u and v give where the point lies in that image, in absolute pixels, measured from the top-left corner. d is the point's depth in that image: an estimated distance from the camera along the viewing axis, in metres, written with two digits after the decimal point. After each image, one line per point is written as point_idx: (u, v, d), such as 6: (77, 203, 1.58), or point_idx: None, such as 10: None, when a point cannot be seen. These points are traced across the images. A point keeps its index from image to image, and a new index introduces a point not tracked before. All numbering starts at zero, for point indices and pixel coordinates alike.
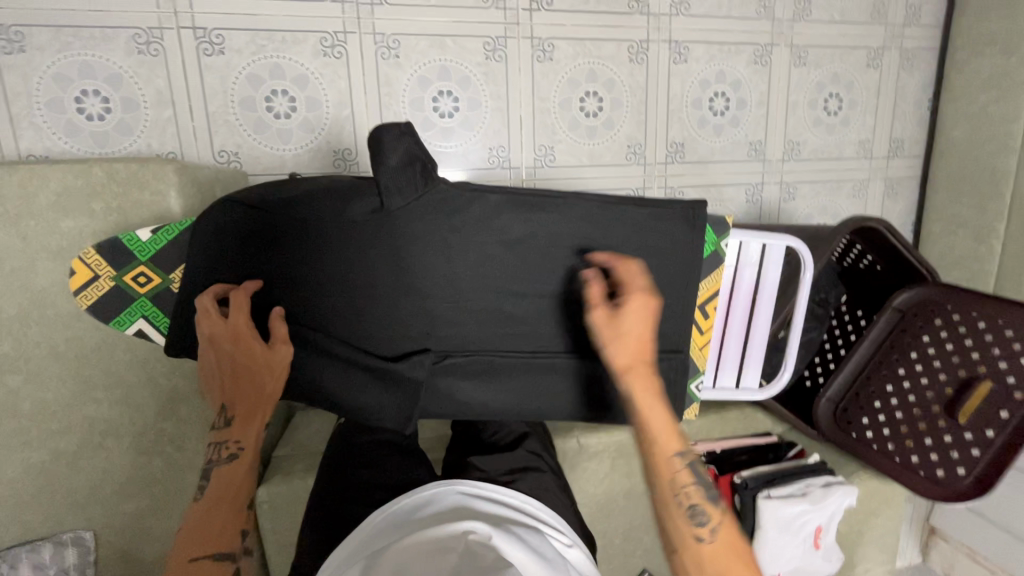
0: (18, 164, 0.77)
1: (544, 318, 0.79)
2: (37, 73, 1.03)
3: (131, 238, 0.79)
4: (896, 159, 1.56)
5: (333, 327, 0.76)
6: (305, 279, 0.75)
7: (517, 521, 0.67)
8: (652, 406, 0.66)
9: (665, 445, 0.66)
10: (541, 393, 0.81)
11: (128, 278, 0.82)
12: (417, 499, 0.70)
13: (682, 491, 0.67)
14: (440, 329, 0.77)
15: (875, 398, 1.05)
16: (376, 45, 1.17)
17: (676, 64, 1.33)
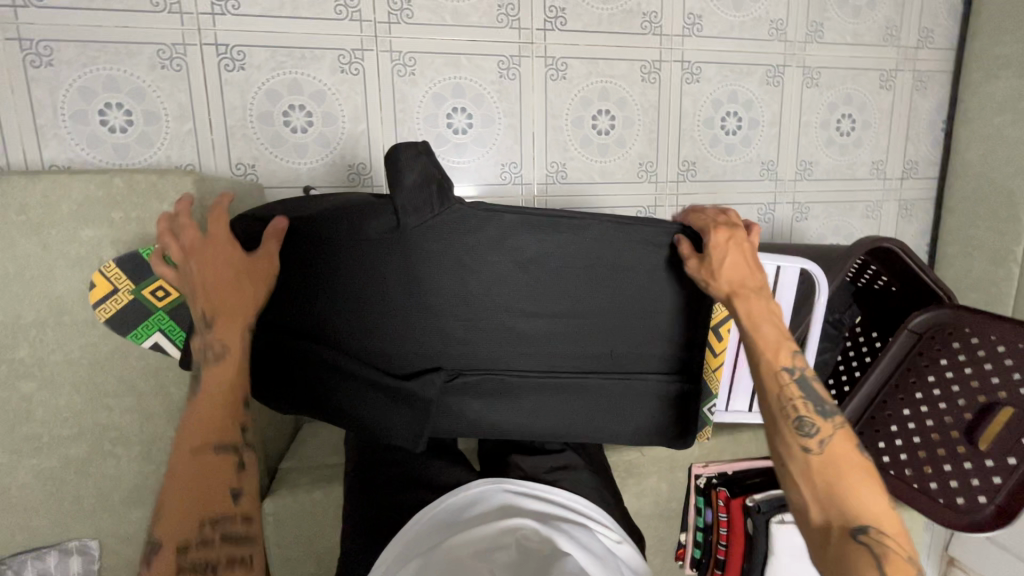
0: (42, 174, 0.79)
1: (558, 337, 0.77)
2: (64, 86, 1.06)
3: (151, 251, 0.81)
4: (910, 180, 1.55)
5: (344, 343, 0.75)
6: (316, 293, 0.74)
7: (564, 518, 0.73)
8: (762, 325, 0.74)
9: (773, 359, 0.73)
10: (553, 411, 0.80)
11: (146, 292, 0.82)
12: (467, 496, 0.75)
13: (789, 404, 0.70)
14: (453, 348, 0.75)
15: (892, 423, 1.02)
16: (392, 63, 1.19)
17: (688, 84, 1.34)
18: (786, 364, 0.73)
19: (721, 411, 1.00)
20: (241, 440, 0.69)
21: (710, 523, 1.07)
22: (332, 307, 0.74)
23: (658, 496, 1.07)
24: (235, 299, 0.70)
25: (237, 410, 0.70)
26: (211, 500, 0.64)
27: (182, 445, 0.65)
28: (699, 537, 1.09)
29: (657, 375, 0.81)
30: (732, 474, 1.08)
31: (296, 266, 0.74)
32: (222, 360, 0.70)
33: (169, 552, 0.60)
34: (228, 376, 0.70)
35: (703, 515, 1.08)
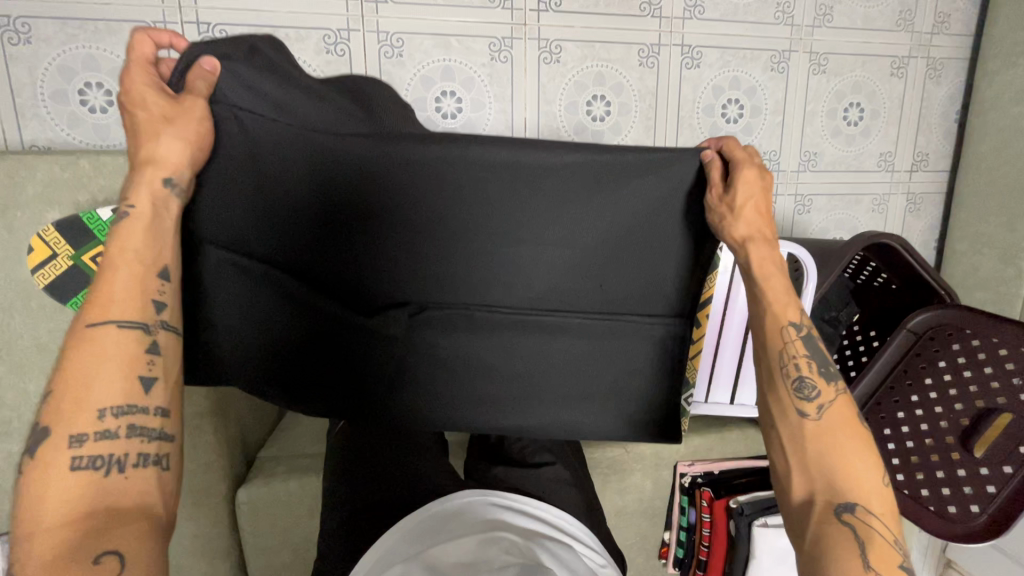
0: (8, 154, 0.77)
1: (539, 271, 0.69)
2: (42, 65, 1.04)
3: (91, 217, 0.73)
4: (919, 173, 1.49)
5: (302, 285, 0.68)
6: (266, 230, 0.66)
7: (551, 537, 0.69)
8: (771, 277, 0.66)
9: (781, 313, 0.65)
10: (536, 359, 0.74)
11: (86, 259, 0.72)
12: (453, 506, 0.71)
13: (790, 363, 0.63)
14: (416, 279, 0.68)
15: (886, 425, 0.99)
16: (380, 44, 1.15)
17: (688, 69, 1.29)
18: (792, 320, 0.65)
19: (700, 403, 0.98)
20: (155, 317, 0.57)
21: (694, 523, 1.06)
22: (283, 244, 0.67)
23: (642, 494, 1.05)
24: (153, 154, 0.58)
25: (154, 282, 0.57)
26: (119, 385, 0.53)
27: (84, 315, 0.54)
28: (683, 536, 1.08)
29: (652, 331, 0.75)
30: (719, 474, 1.05)
31: (240, 206, 0.65)
32: (132, 222, 0.57)
33: (60, 443, 0.50)
34: (139, 241, 0.57)
35: (686, 515, 1.07)
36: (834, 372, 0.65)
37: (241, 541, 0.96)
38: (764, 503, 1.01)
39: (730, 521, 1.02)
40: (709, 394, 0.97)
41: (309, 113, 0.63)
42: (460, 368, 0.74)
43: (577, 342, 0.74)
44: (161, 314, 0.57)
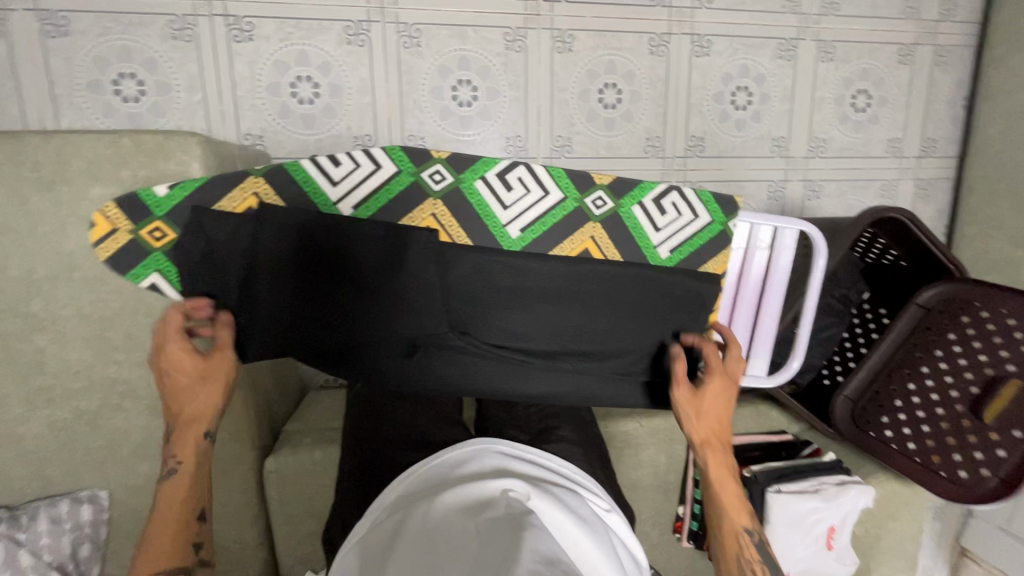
0: (54, 133, 0.81)
1: (552, 263, 0.83)
2: (79, 56, 1.09)
3: (149, 194, 0.79)
4: (928, 159, 1.50)
5: (347, 283, 0.79)
6: (317, 241, 0.78)
7: (554, 483, 0.70)
8: (726, 478, 0.76)
9: (735, 516, 0.74)
10: (552, 340, 0.84)
11: (145, 234, 0.81)
12: (459, 453, 0.73)
13: (749, 565, 0.71)
14: (449, 267, 0.81)
15: (897, 397, 1.00)
16: (399, 34, 1.19)
17: (698, 58, 1.32)
18: (747, 527, 0.74)
19: None
20: (193, 558, 0.69)
21: None
22: (334, 245, 0.79)
23: (656, 467, 1.08)
24: (193, 409, 0.73)
25: (193, 525, 0.70)
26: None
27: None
28: (697, 510, 1.06)
29: (651, 318, 0.86)
30: None
31: (302, 210, 0.78)
32: (178, 477, 0.71)
33: None
34: (181, 497, 0.70)
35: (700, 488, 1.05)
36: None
37: (268, 510, 0.99)
38: (777, 473, 0.96)
39: None
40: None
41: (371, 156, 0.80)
42: (483, 340, 0.83)
43: (589, 321, 0.85)
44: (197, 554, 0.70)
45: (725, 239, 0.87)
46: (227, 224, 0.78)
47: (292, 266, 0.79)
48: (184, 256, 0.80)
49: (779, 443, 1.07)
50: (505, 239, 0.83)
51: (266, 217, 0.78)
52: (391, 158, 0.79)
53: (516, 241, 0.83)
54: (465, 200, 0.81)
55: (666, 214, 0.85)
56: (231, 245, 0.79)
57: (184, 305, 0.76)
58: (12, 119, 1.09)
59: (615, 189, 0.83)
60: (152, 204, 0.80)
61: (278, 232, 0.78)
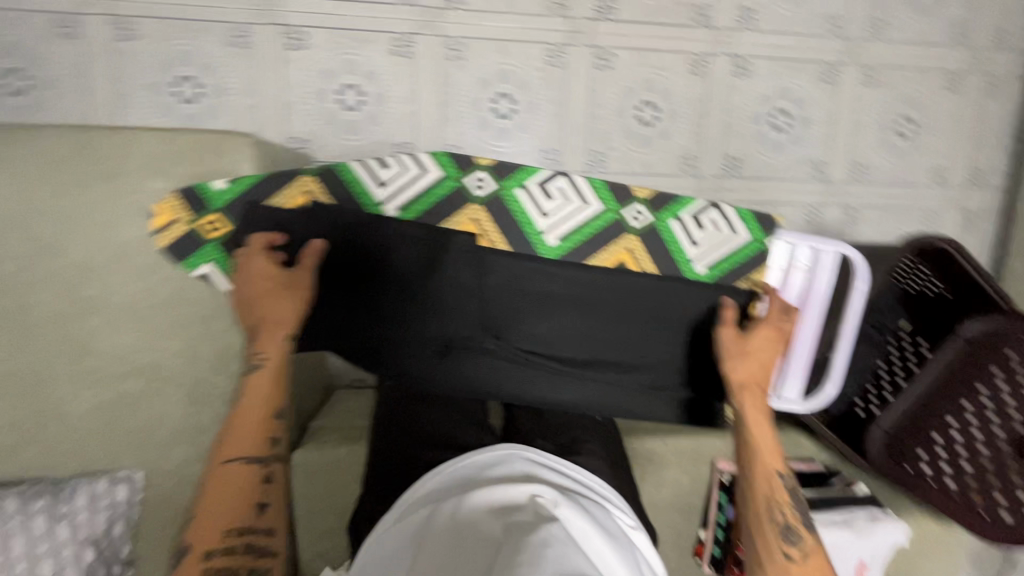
0: (121, 128, 0.86)
1: (583, 276, 0.89)
2: (145, 59, 1.16)
3: (205, 188, 0.87)
4: (975, 189, 1.46)
5: (392, 286, 0.86)
6: (368, 248, 0.86)
7: (583, 494, 0.69)
8: (764, 422, 0.79)
9: (772, 458, 0.77)
10: (581, 350, 0.90)
11: (200, 225, 0.88)
12: (487, 456, 0.72)
13: (779, 507, 0.74)
14: (486, 275, 0.87)
15: (936, 432, 0.96)
16: (444, 47, 1.23)
17: (739, 79, 1.32)
18: (780, 470, 0.77)
19: None
20: (269, 451, 0.76)
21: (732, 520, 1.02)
22: (381, 251, 0.85)
23: (679, 488, 1.06)
24: (276, 314, 0.78)
25: (271, 420, 0.77)
26: (241, 511, 0.72)
27: (217, 457, 0.74)
28: (720, 535, 1.04)
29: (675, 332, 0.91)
30: None
31: (352, 220, 0.85)
32: (263, 369, 0.78)
33: (194, 562, 0.69)
34: (265, 391, 0.77)
35: (724, 512, 1.04)
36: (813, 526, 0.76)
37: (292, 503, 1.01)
38: (806, 502, 0.94)
39: None
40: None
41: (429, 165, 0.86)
42: (514, 346, 0.89)
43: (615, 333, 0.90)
44: (272, 448, 0.76)
45: (758, 256, 0.90)
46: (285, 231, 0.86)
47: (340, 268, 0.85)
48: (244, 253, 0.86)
49: (810, 473, 1.02)
50: (545, 246, 0.89)
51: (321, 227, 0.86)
52: (439, 165, 0.84)
53: (555, 249, 0.90)
54: (511, 205, 0.86)
55: (704, 230, 0.90)
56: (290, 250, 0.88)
57: (273, 241, 0.85)
58: (80, 115, 1.16)
59: (653, 202, 0.88)
60: (207, 198, 0.87)
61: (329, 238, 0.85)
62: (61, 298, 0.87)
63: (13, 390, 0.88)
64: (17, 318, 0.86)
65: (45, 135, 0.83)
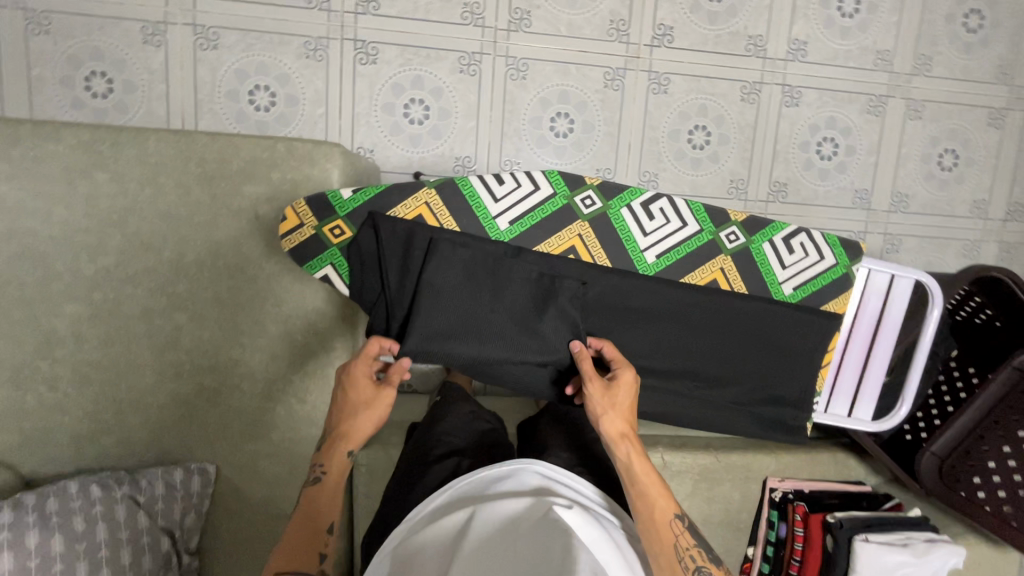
0: (219, 134, 0.91)
1: (682, 294, 0.91)
2: (223, 67, 1.17)
3: (335, 195, 0.87)
4: (1012, 223, 1.49)
5: (500, 303, 0.86)
6: (479, 262, 0.87)
7: (592, 508, 0.73)
8: (646, 468, 0.75)
9: (665, 505, 0.73)
10: (674, 361, 0.92)
11: (325, 230, 0.88)
12: (501, 471, 0.76)
13: (687, 554, 0.70)
14: (587, 295, 0.90)
15: (990, 457, 0.99)
16: (507, 67, 1.26)
17: (788, 107, 1.36)
18: (677, 512, 0.73)
19: (821, 414, 0.99)
20: (317, 567, 0.72)
21: (784, 537, 1.06)
22: (490, 268, 0.87)
23: (729, 504, 1.08)
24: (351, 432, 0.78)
25: (322, 534, 0.74)
26: None
27: (272, 560, 0.71)
28: (770, 552, 1.08)
29: (768, 349, 0.93)
30: (809, 492, 1.08)
31: (459, 240, 0.87)
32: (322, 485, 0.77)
33: None
34: (324, 504, 0.76)
35: (776, 529, 1.07)
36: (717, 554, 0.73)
37: (353, 502, 1.04)
38: (864, 521, 0.99)
39: (826, 537, 1.01)
40: (830, 405, 0.99)
41: (533, 182, 0.89)
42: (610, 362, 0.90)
43: (711, 350, 0.93)
44: (322, 564, 0.72)
45: (847, 280, 0.93)
46: (388, 237, 0.87)
47: (448, 284, 0.85)
48: (358, 255, 0.88)
49: (858, 493, 1.09)
50: (643, 263, 0.91)
51: (422, 244, 0.87)
52: (550, 181, 0.89)
53: (651, 266, 0.91)
54: (611, 224, 0.90)
55: (793, 253, 0.93)
56: (384, 256, 0.87)
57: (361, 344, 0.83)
58: (159, 119, 1.17)
59: (748, 226, 0.92)
60: (336, 203, 0.87)
61: (437, 255, 0.86)
62: (152, 293, 0.91)
63: (100, 379, 0.92)
64: (110, 310, 0.91)
65: (149, 138, 0.88)
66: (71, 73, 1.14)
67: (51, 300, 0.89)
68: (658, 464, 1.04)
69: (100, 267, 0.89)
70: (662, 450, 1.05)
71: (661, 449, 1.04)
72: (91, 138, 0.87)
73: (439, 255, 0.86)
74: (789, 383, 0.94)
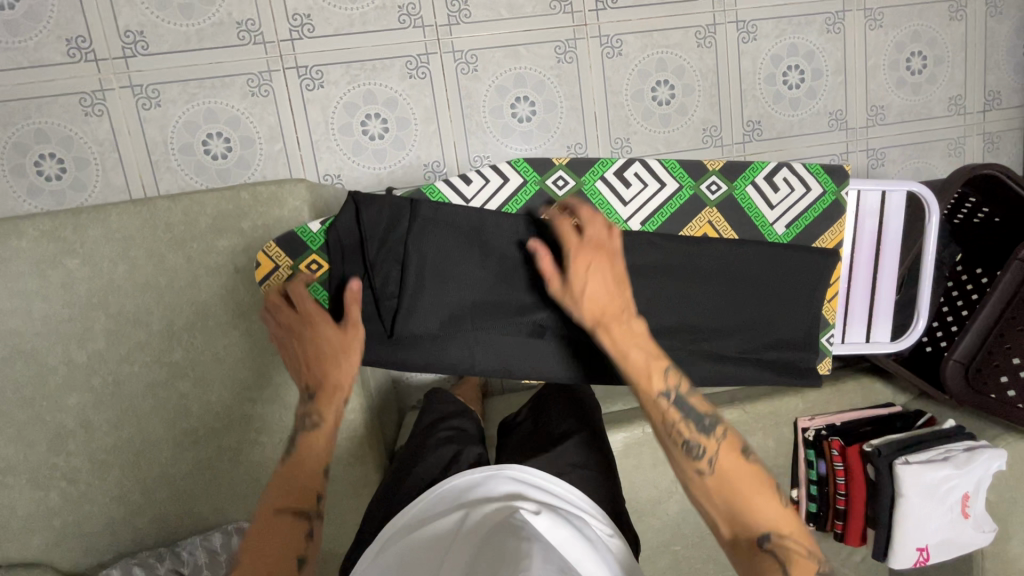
0: (179, 195, 0.89)
1: (681, 256, 0.89)
2: (171, 122, 1.14)
3: (303, 231, 0.83)
4: (992, 112, 1.47)
5: (493, 270, 0.85)
6: (468, 234, 0.84)
7: (562, 508, 0.74)
8: (629, 350, 0.67)
9: (647, 385, 0.67)
10: (674, 317, 0.90)
11: (302, 267, 0.84)
12: (473, 479, 0.77)
13: (674, 431, 0.66)
14: None
15: (1014, 354, 0.97)
16: (455, 62, 1.22)
17: (745, 43, 1.33)
18: (660, 388, 0.67)
19: (839, 344, 0.98)
20: (315, 505, 0.70)
21: (825, 474, 1.06)
22: (481, 239, 0.84)
23: (765, 451, 1.09)
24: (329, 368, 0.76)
25: (318, 474, 0.72)
26: (282, 564, 0.65)
27: (267, 501, 0.69)
28: (813, 491, 1.09)
29: (769, 294, 0.92)
30: (841, 425, 1.08)
31: (447, 213, 0.83)
32: (316, 423, 0.75)
33: None
34: (320, 442, 0.74)
35: (816, 467, 1.07)
36: (712, 415, 0.68)
37: None
38: (900, 445, 0.99)
39: (867, 466, 1.01)
40: (846, 334, 0.99)
41: (504, 175, 0.86)
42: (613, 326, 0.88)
43: (718, 307, 0.91)
44: (320, 502, 0.71)
45: (838, 207, 0.92)
46: (368, 225, 0.82)
47: (438, 262, 0.83)
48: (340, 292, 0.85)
49: (890, 416, 1.09)
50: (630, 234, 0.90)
51: (406, 223, 0.82)
52: (518, 170, 0.86)
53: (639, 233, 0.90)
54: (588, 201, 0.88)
55: (778, 190, 0.91)
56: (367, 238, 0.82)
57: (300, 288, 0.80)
58: (119, 188, 1.14)
59: (726, 172, 0.90)
60: (306, 239, 0.84)
61: (421, 233, 0.82)
62: (150, 368, 0.90)
63: (119, 462, 0.91)
64: (113, 393, 0.89)
65: (110, 213, 0.86)
66: (20, 160, 1.11)
67: (52, 395, 0.88)
68: None
69: (92, 352, 0.88)
70: None
71: None
72: (52, 226, 0.85)
73: (423, 237, 0.82)
74: (796, 325, 0.93)
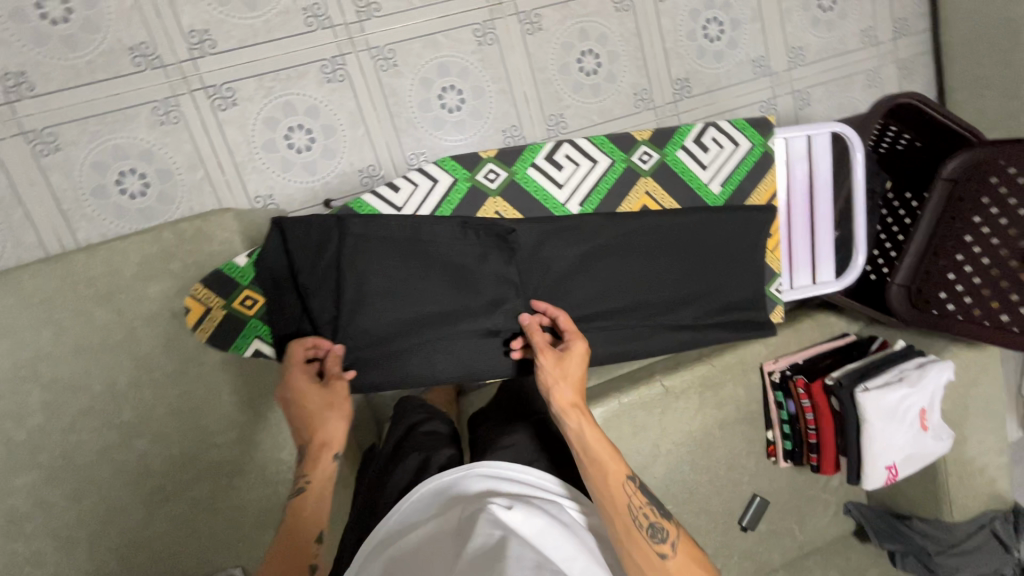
0: (97, 246, 0.83)
1: (624, 232, 0.89)
2: (76, 166, 1.05)
3: (231, 267, 0.83)
4: (903, 39, 1.52)
5: (435, 282, 0.82)
6: (403, 247, 0.80)
7: (535, 495, 0.73)
8: (599, 438, 0.72)
9: (617, 468, 0.70)
10: (626, 294, 0.90)
11: (236, 304, 0.84)
12: (443, 483, 0.75)
13: (640, 513, 0.69)
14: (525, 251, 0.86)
15: (949, 270, 1.02)
16: (374, 59, 1.17)
17: (662, 2, 1.33)
18: (629, 474, 0.72)
19: (788, 290, 1.01)
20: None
21: (795, 413, 1.10)
22: (416, 251, 0.81)
23: (738, 400, 1.12)
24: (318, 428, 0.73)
25: (312, 543, 0.70)
26: None
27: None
28: (787, 430, 1.13)
29: (718, 258, 0.94)
30: (803, 363, 1.12)
31: (374, 230, 0.79)
32: (309, 490, 0.72)
33: None
34: (313, 508, 0.71)
35: (786, 407, 1.11)
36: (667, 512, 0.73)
37: None
38: (858, 373, 1.04)
39: (831, 398, 1.06)
40: (793, 280, 1.02)
41: (442, 176, 0.85)
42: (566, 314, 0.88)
43: (666, 278, 0.92)
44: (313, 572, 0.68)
45: (767, 159, 0.95)
46: (301, 254, 0.78)
47: (375, 283, 0.79)
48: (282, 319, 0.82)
49: (846, 346, 1.14)
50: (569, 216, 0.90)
51: (334, 247, 0.78)
52: (448, 170, 0.86)
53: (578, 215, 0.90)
54: (524, 190, 0.88)
55: (708, 150, 0.94)
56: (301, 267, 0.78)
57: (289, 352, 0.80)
58: (32, 247, 1.06)
59: (655, 141, 0.92)
60: (236, 275, 0.83)
61: (354, 254, 0.78)
62: (100, 433, 0.85)
63: (85, 537, 0.86)
64: (65, 466, 0.84)
65: (22, 277, 0.80)
66: None
67: None
68: (662, 391, 1.06)
69: (32, 428, 0.82)
70: (661, 378, 1.06)
71: (660, 378, 1.05)
72: None
73: (354, 259, 0.78)
74: (740, 285, 0.96)
